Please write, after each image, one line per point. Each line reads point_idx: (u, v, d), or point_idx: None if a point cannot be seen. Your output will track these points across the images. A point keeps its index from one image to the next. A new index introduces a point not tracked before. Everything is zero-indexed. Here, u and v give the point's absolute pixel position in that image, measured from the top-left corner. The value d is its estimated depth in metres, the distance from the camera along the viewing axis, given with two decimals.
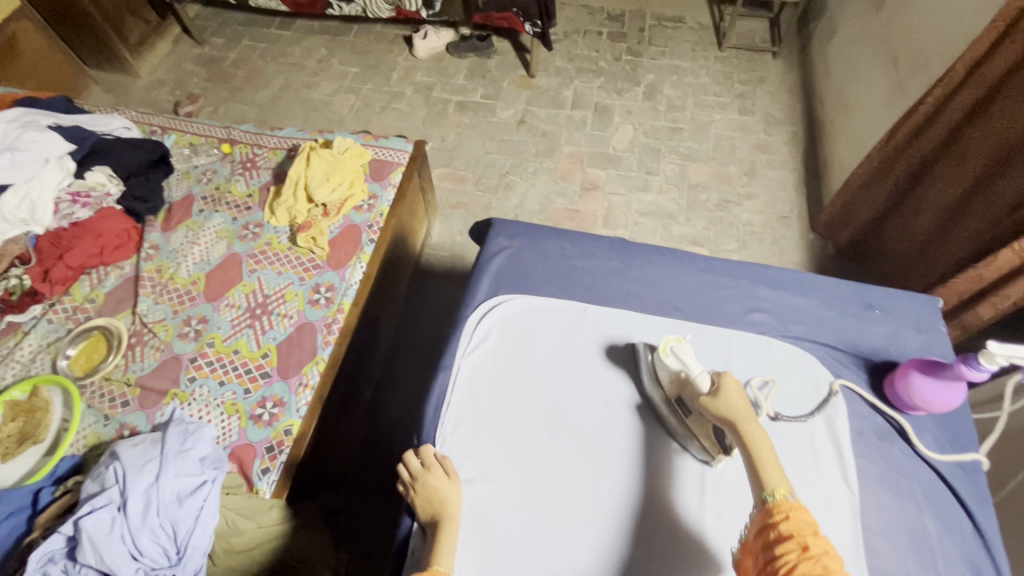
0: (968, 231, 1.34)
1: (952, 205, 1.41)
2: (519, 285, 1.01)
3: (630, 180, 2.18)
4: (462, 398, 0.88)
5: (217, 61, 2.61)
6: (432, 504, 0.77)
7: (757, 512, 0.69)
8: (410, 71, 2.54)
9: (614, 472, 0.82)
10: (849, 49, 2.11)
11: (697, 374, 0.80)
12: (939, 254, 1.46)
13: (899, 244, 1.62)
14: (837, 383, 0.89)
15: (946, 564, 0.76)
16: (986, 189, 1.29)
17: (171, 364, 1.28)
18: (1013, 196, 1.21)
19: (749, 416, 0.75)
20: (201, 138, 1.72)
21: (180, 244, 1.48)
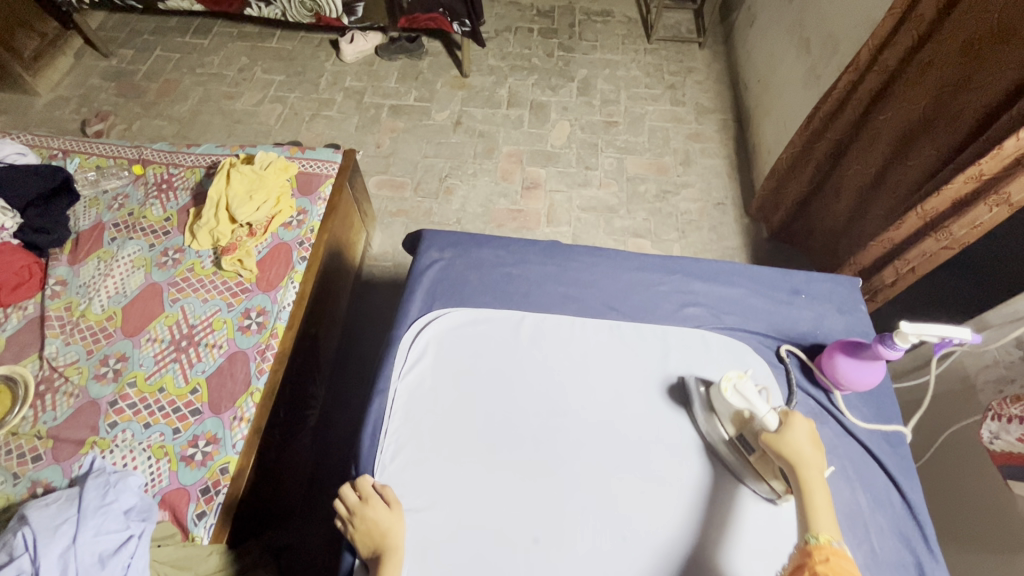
0: (883, 207, 1.41)
1: (867, 184, 1.48)
2: (453, 298, 0.98)
3: (571, 176, 2.18)
4: (400, 424, 0.85)
5: (127, 74, 2.43)
6: (373, 538, 0.74)
7: (797, 552, 0.70)
8: (338, 76, 2.45)
9: (563, 484, 0.81)
10: (768, 37, 2.18)
11: (764, 413, 0.77)
12: (858, 231, 1.53)
13: (824, 223, 1.70)
14: (785, 348, 0.93)
15: (878, 537, 0.79)
16: (895, 168, 1.36)
17: (87, 410, 1.18)
18: (919, 171, 1.27)
19: (814, 462, 0.73)
20: (109, 159, 1.59)
21: (92, 277, 1.37)
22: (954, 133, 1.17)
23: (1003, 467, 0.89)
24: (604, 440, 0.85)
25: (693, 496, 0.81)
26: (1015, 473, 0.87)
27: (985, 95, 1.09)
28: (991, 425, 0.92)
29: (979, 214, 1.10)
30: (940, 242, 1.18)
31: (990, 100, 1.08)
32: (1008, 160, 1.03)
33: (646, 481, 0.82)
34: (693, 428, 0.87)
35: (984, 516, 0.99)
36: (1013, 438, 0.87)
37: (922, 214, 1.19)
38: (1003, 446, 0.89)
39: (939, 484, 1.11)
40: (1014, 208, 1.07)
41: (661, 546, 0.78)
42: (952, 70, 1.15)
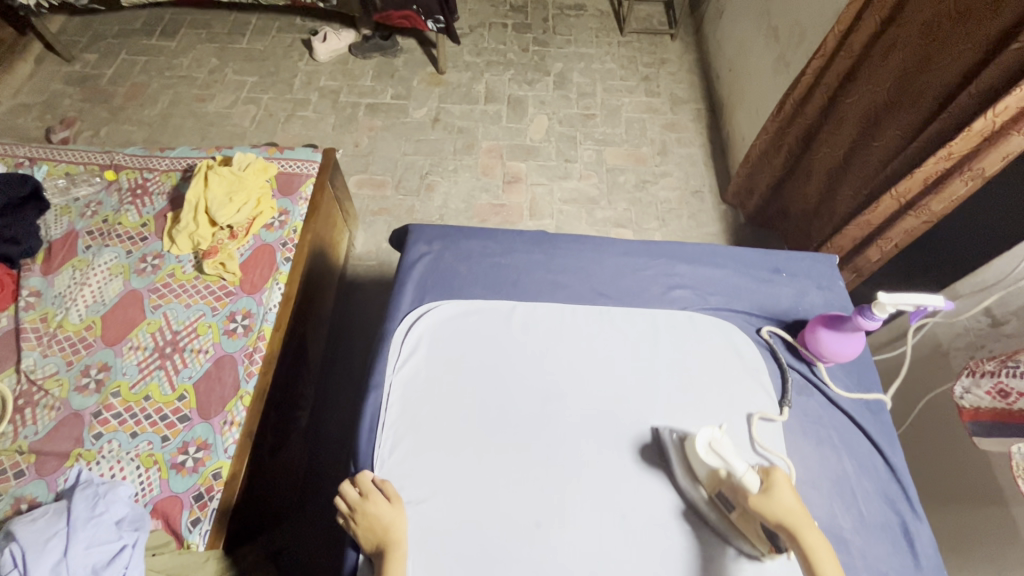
0: (853, 187, 1.46)
1: (838, 166, 1.52)
2: (444, 290, 0.99)
3: (551, 169, 2.20)
4: (397, 416, 0.86)
5: (92, 79, 2.36)
6: (376, 532, 0.74)
7: None
8: (313, 76, 2.42)
9: (561, 467, 0.83)
10: (737, 27, 2.23)
11: (743, 473, 0.74)
12: (830, 211, 1.58)
13: (798, 207, 1.75)
14: (767, 330, 0.96)
15: (865, 501, 0.83)
16: (865, 150, 1.40)
17: (70, 422, 1.15)
18: (886, 151, 1.32)
19: (806, 523, 0.70)
20: (79, 166, 1.55)
21: (68, 287, 1.33)
22: (920, 113, 1.21)
23: (970, 421, 0.93)
24: (599, 423, 0.87)
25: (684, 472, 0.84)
26: (981, 428, 0.91)
27: (946, 74, 1.13)
28: (964, 381, 0.95)
29: (955, 189, 1.13)
30: (920, 219, 1.21)
31: (951, 80, 1.12)
32: (978, 138, 1.05)
33: (641, 461, 0.84)
34: (672, 490, 0.82)
35: (961, 477, 1.04)
36: (982, 392, 0.91)
37: (898, 195, 1.21)
38: (972, 401, 0.93)
39: (919, 451, 1.16)
40: (987, 180, 1.10)
41: (658, 524, 0.80)
42: (915, 51, 1.20)
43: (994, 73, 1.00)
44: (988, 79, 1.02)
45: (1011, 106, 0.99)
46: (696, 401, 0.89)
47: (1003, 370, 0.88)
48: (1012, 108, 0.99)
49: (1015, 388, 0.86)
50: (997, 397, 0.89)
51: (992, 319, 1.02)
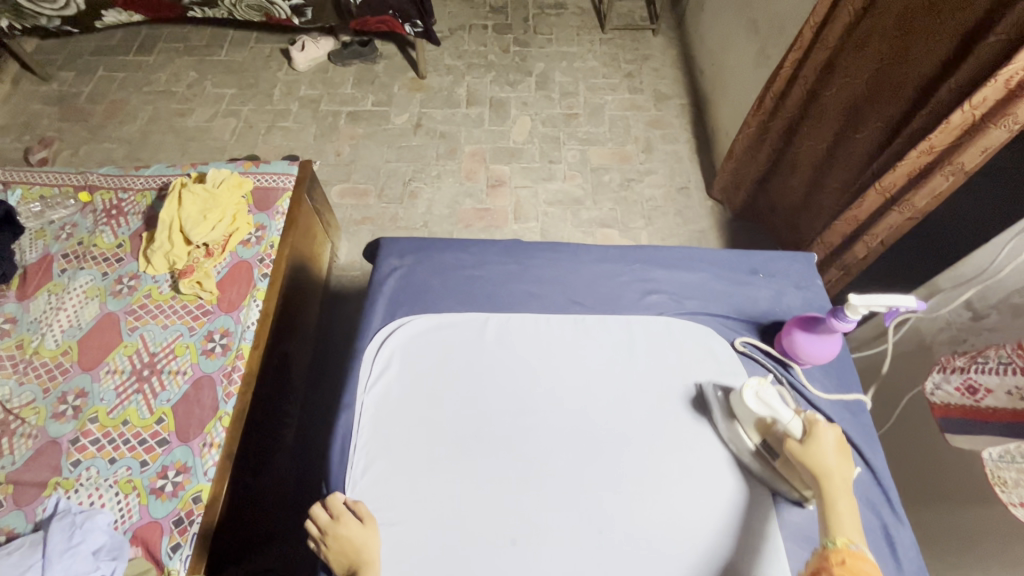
0: (838, 180, 1.44)
1: (823, 159, 1.50)
2: (416, 305, 0.97)
3: (535, 171, 2.18)
4: (370, 436, 0.84)
5: (70, 98, 2.34)
6: (348, 556, 0.73)
7: (814, 558, 0.68)
8: (293, 85, 2.40)
9: (536, 481, 0.82)
10: (718, 20, 2.21)
11: (788, 420, 0.76)
12: (818, 205, 1.56)
13: (784, 201, 1.73)
14: (740, 341, 0.94)
15: None
16: (847, 142, 1.38)
17: (47, 451, 1.14)
18: (872, 144, 1.29)
19: (838, 472, 0.72)
20: (53, 188, 1.53)
21: (44, 312, 1.32)
22: (901, 104, 1.18)
23: (942, 418, 1.00)
24: (575, 435, 0.85)
25: (662, 480, 0.82)
26: (951, 423, 0.99)
27: (924, 65, 1.10)
28: (937, 378, 1.03)
29: (936, 184, 1.08)
30: (903, 215, 1.16)
31: (929, 71, 1.09)
32: (957, 131, 1.01)
33: (618, 472, 0.83)
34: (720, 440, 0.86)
35: (949, 473, 1.03)
36: (953, 389, 0.99)
37: (882, 190, 1.18)
38: (943, 397, 1.01)
39: (904, 450, 1.15)
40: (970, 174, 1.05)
41: (637, 536, 0.78)
42: (890, 42, 1.18)
43: (971, 63, 0.98)
44: (967, 73, 0.99)
45: (989, 98, 0.95)
46: (673, 408, 0.88)
47: (972, 366, 0.96)
48: (990, 100, 0.95)
49: (982, 385, 0.92)
50: (967, 393, 0.95)
51: (973, 313, 1.01)
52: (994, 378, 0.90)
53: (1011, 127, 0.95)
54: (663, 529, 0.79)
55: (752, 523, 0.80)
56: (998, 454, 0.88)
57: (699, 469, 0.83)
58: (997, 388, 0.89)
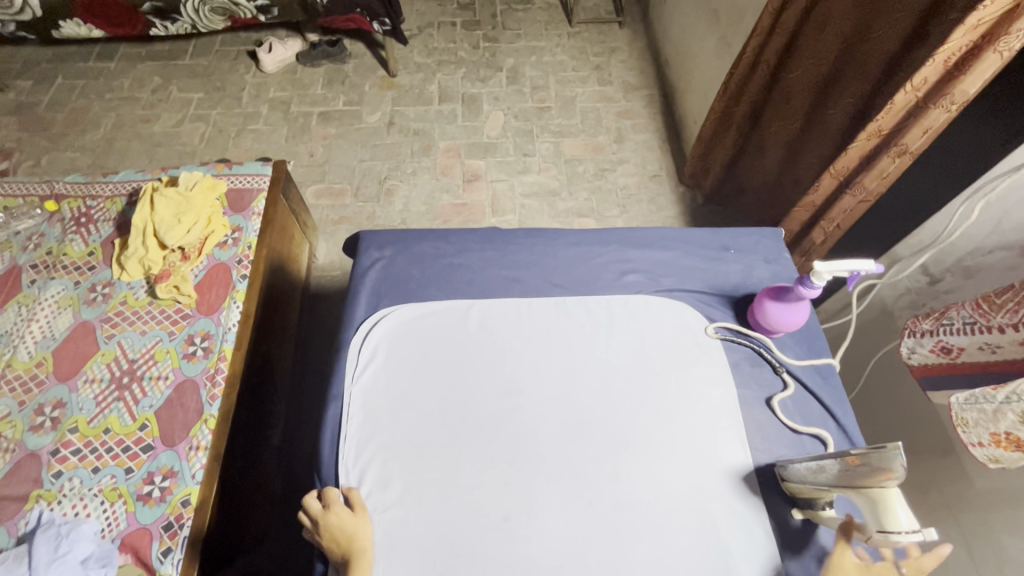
0: (805, 161, 1.49)
1: (790, 143, 1.56)
2: (399, 296, 0.99)
3: (510, 164, 2.20)
4: (360, 426, 0.86)
5: (28, 107, 2.27)
6: (339, 544, 0.75)
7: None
8: (261, 88, 2.37)
9: (525, 458, 0.84)
10: (681, 10, 2.26)
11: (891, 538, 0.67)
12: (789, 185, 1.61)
13: (753, 183, 1.79)
14: (712, 326, 0.96)
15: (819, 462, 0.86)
16: (812, 124, 1.44)
17: (27, 463, 1.11)
18: (836, 121, 1.33)
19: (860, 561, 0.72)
20: (17, 198, 1.49)
21: (14, 324, 1.29)
22: (863, 81, 1.22)
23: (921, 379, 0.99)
24: (561, 411, 0.88)
25: (645, 449, 0.86)
26: (931, 381, 0.96)
27: (883, 44, 1.14)
28: (907, 341, 1.00)
29: (884, 167, 1.13)
30: (856, 198, 1.21)
31: (888, 50, 1.13)
32: (902, 113, 1.06)
33: (603, 444, 0.86)
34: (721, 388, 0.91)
35: (915, 429, 1.10)
36: (926, 350, 0.96)
37: (836, 174, 1.23)
38: (920, 359, 0.98)
39: (873, 409, 1.22)
40: (915, 156, 1.10)
41: (623, 503, 0.81)
42: (850, 24, 1.22)
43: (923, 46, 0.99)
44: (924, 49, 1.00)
45: (929, 78, 0.99)
46: (654, 380, 0.91)
47: (940, 328, 0.93)
48: (931, 80, 1.00)
49: (954, 344, 0.91)
50: (941, 353, 0.94)
51: (929, 277, 1.09)
52: (964, 337, 0.89)
53: (949, 107, 0.99)
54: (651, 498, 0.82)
55: (733, 486, 0.84)
56: (963, 397, 0.83)
57: (683, 440, 0.86)
58: (970, 347, 0.89)
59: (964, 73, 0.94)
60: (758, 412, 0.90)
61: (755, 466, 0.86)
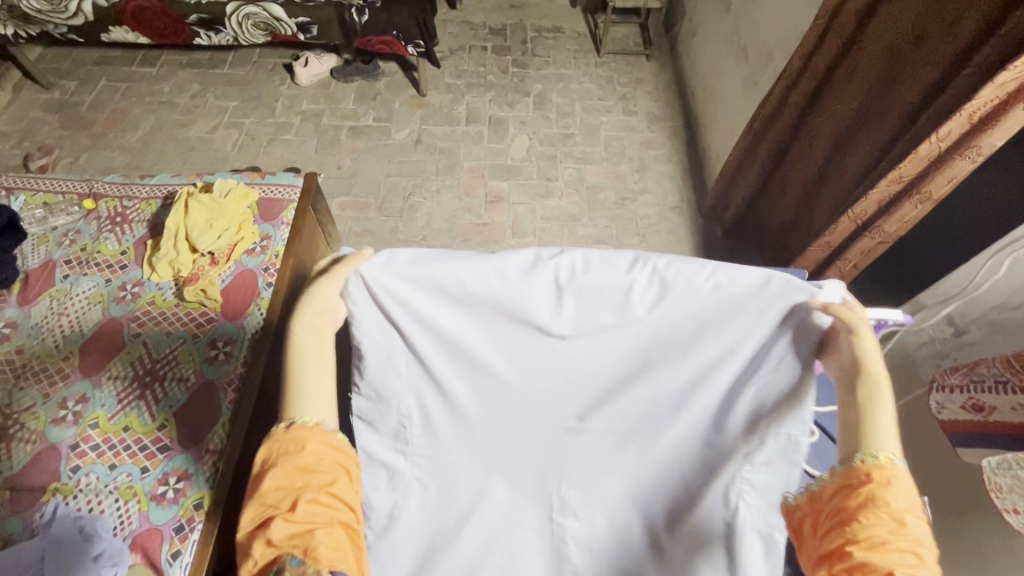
0: (828, 203, 1.47)
1: (807, 184, 1.57)
2: None
3: (532, 188, 2.23)
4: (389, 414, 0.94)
5: (70, 106, 2.36)
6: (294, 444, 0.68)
7: (843, 473, 0.65)
8: (294, 99, 2.44)
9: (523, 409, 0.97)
10: (709, 47, 2.31)
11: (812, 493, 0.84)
12: (805, 228, 1.61)
13: (770, 222, 1.80)
14: None
15: None
16: (832, 168, 1.44)
17: (47, 456, 1.13)
18: (857, 167, 1.33)
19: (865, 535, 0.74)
20: (57, 196, 1.55)
21: (45, 317, 1.32)
22: (884, 130, 1.23)
23: (950, 435, 0.96)
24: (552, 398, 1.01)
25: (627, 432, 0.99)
26: (959, 440, 0.94)
27: (906, 95, 1.15)
28: (937, 397, 0.99)
29: (906, 211, 1.20)
30: (874, 239, 1.29)
31: (906, 101, 1.15)
32: (925, 162, 1.11)
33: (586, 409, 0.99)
34: None
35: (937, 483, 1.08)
36: (957, 406, 0.95)
37: (854, 217, 1.29)
38: (950, 415, 0.96)
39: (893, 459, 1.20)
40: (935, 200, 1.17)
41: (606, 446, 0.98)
42: (879, 73, 1.23)
43: (945, 98, 1.03)
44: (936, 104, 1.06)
45: (954, 131, 1.04)
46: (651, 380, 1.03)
47: (971, 385, 0.93)
48: (955, 133, 1.04)
49: (986, 402, 0.89)
50: (972, 410, 0.92)
51: (954, 329, 1.08)
52: (996, 396, 0.88)
53: (974, 158, 1.06)
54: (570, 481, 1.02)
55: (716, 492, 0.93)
56: (995, 461, 0.84)
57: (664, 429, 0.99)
58: (1001, 406, 0.87)
59: (992, 127, 1.00)
60: None
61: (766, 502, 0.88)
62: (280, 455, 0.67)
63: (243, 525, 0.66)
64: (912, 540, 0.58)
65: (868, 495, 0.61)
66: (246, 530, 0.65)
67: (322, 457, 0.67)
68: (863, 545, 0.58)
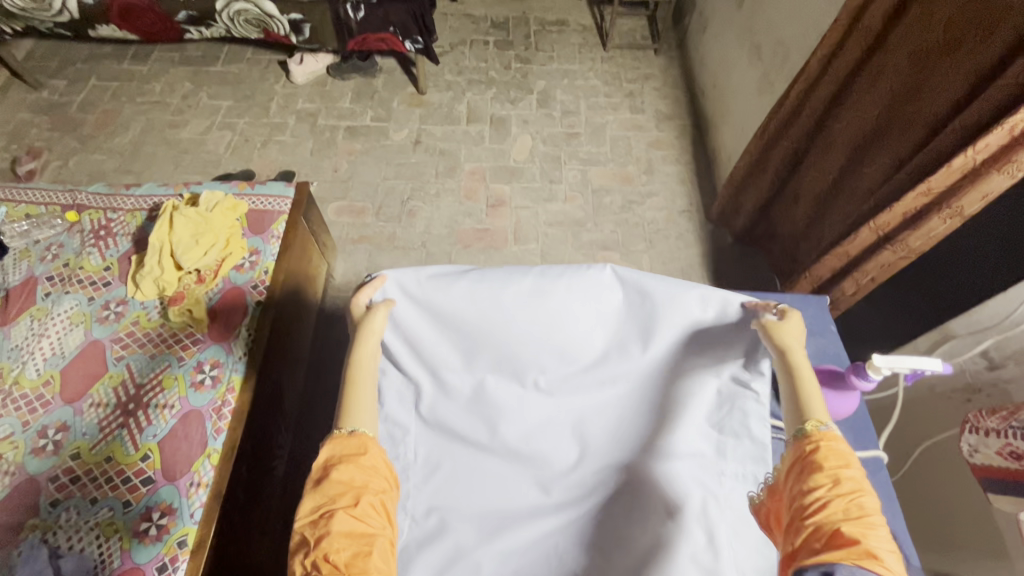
0: (839, 214, 1.39)
1: (821, 195, 1.48)
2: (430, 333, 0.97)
3: (535, 191, 2.15)
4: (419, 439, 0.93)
5: (60, 107, 2.29)
6: (354, 446, 0.74)
7: (793, 446, 0.72)
8: (290, 99, 2.36)
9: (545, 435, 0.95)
10: (720, 42, 2.20)
11: None
12: (818, 239, 1.52)
13: (780, 231, 1.73)
14: None
15: None
16: (848, 179, 1.35)
17: (25, 489, 1.08)
18: (874, 179, 1.25)
19: None
20: (40, 207, 1.49)
21: (25, 338, 1.26)
22: (907, 142, 1.14)
23: (982, 479, 0.89)
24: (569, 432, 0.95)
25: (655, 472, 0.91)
26: (995, 486, 0.86)
27: (932, 105, 1.06)
28: (969, 437, 0.92)
29: (933, 227, 1.09)
30: (897, 254, 1.17)
31: (933, 109, 1.06)
32: (958, 175, 1.01)
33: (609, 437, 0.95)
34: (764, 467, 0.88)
35: (966, 527, 1.02)
36: (992, 451, 0.87)
37: (876, 228, 1.18)
38: (983, 459, 0.89)
39: (922, 499, 1.13)
40: (965, 219, 1.06)
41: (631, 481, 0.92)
42: (902, 80, 1.13)
43: (979, 108, 0.95)
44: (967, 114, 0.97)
45: (992, 144, 0.95)
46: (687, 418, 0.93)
47: (1008, 430, 0.86)
48: (994, 145, 0.95)
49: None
50: (1009, 457, 0.84)
51: (988, 361, 1.02)
52: None
53: (1014, 174, 0.96)
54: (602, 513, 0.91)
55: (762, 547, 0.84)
56: None
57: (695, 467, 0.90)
58: None
59: None
60: None
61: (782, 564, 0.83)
62: (345, 454, 0.73)
63: (302, 514, 0.69)
64: (849, 493, 0.64)
65: (828, 468, 0.66)
66: (301, 520, 0.69)
67: (379, 463, 0.75)
68: (810, 506, 0.64)
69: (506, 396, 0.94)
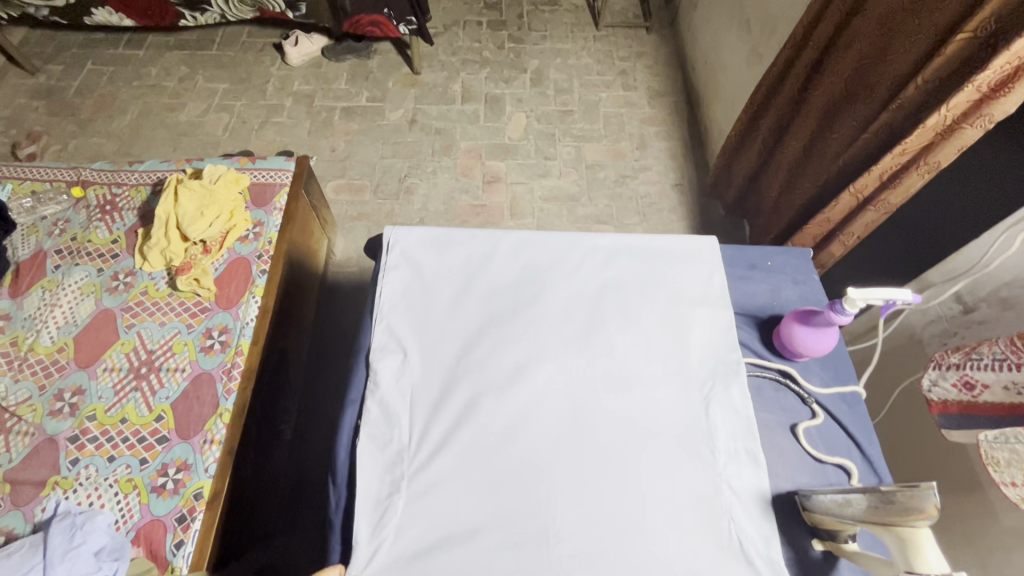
0: (810, 181, 1.44)
1: (793, 164, 1.53)
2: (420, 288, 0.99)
3: (530, 167, 2.19)
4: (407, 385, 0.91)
5: (57, 91, 2.31)
6: None
7: None
8: (285, 81, 2.38)
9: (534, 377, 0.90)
10: (710, 18, 2.23)
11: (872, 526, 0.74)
12: (789, 205, 1.57)
13: (758, 202, 1.78)
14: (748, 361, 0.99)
15: (837, 475, 0.92)
16: (820, 144, 1.40)
17: (45, 448, 1.13)
18: (843, 143, 1.29)
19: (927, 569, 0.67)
20: (45, 183, 1.51)
21: (37, 308, 1.30)
22: (876, 104, 1.18)
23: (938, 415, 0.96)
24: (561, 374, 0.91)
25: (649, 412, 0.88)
26: (949, 420, 0.94)
27: (900, 66, 1.10)
28: (931, 374, 0.98)
29: (911, 183, 1.13)
30: (880, 212, 1.22)
31: (904, 68, 1.09)
32: (931, 134, 1.05)
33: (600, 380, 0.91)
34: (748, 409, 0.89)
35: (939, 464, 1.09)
36: (949, 385, 0.94)
37: (855, 192, 1.23)
38: (941, 395, 0.95)
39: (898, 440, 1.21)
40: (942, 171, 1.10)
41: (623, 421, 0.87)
42: (875, 43, 1.17)
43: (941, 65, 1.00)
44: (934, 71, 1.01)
45: (961, 103, 0.98)
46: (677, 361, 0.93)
47: (968, 362, 0.91)
48: (964, 103, 0.98)
49: (979, 380, 0.89)
50: (964, 389, 0.92)
51: (963, 306, 1.08)
52: (991, 374, 0.87)
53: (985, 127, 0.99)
54: (605, 456, 0.84)
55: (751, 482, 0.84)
56: (991, 435, 0.82)
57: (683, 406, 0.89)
58: (994, 385, 0.87)
59: (1003, 96, 0.94)
60: (786, 441, 0.94)
61: (778, 492, 0.89)
62: None
63: None
64: None
65: None
66: None
67: None
68: None
69: (493, 339, 0.93)
